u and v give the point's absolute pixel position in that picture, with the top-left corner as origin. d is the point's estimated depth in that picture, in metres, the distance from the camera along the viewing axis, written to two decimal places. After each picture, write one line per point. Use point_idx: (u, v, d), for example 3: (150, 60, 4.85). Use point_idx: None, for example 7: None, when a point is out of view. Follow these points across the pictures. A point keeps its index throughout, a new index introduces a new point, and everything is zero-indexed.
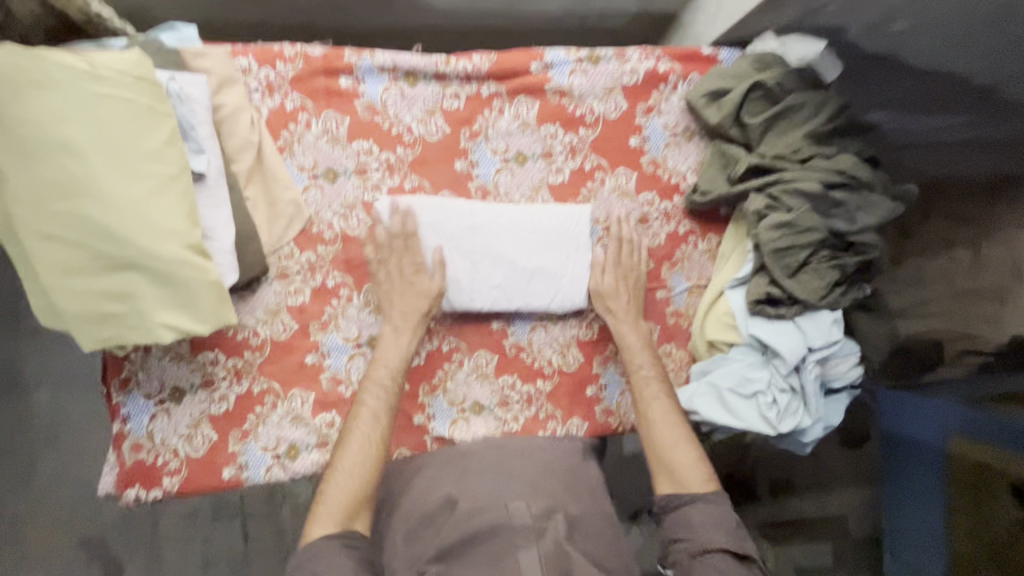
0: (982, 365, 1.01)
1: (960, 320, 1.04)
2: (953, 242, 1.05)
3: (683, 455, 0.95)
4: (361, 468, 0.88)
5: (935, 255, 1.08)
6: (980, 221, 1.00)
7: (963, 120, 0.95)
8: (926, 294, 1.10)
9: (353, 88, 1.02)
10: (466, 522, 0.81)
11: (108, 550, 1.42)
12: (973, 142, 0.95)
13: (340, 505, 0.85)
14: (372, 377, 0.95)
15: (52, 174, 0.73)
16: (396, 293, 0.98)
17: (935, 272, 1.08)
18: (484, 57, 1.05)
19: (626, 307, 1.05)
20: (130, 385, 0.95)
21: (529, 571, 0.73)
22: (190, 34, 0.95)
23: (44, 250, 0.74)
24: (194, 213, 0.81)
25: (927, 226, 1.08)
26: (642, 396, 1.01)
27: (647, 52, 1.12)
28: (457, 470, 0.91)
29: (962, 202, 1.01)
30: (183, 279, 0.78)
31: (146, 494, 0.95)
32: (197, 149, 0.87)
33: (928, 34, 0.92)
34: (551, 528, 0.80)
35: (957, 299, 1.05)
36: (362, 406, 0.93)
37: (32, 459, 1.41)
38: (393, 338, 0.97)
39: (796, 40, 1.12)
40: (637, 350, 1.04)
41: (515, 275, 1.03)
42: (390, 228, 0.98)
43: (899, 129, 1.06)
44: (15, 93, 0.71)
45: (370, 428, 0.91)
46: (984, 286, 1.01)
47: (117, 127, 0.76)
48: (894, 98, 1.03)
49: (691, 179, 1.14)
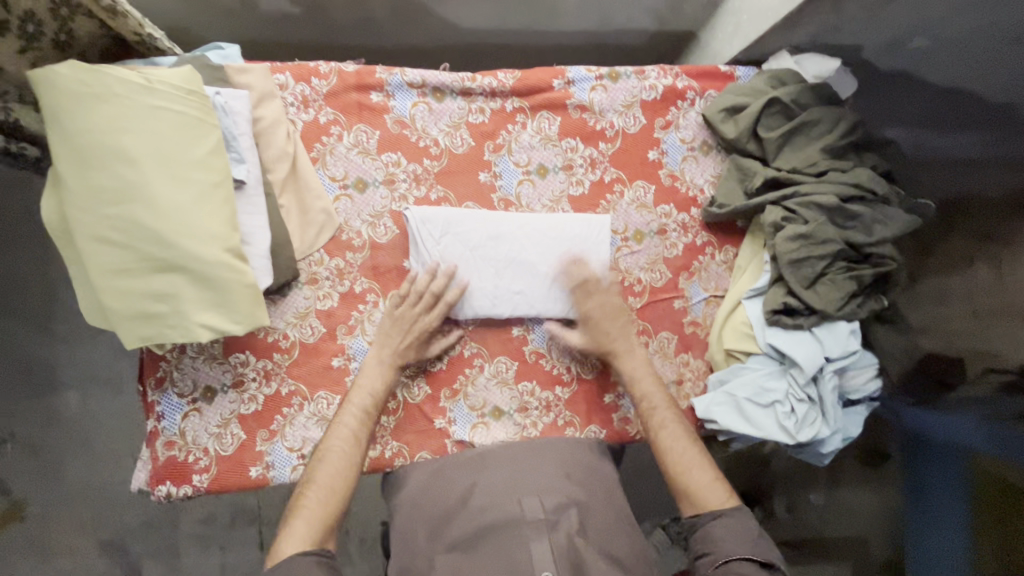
0: (1009, 386, 0.99)
1: (980, 337, 1.02)
2: (975, 260, 1.03)
3: (698, 479, 0.96)
4: (342, 484, 0.91)
5: (956, 273, 1.07)
6: (1001, 237, 0.98)
7: (983, 139, 0.96)
8: (951, 311, 1.08)
9: (383, 103, 1.06)
10: (479, 517, 0.85)
11: (128, 553, 1.46)
12: (987, 159, 0.97)
13: (320, 517, 0.87)
14: (352, 400, 0.97)
15: (108, 180, 0.77)
16: (391, 334, 1.00)
17: (957, 288, 1.06)
18: (509, 75, 1.10)
19: (618, 339, 1.06)
20: (166, 384, 0.99)
21: (542, 563, 0.78)
22: (233, 52, 1.01)
23: (96, 251, 0.78)
24: (233, 219, 0.86)
25: (947, 243, 1.07)
26: (651, 424, 1.01)
27: (666, 70, 1.15)
28: (473, 468, 0.94)
29: (984, 221, 1.00)
30: (222, 279, 0.82)
31: (176, 491, 0.98)
32: (239, 158, 0.93)
33: (948, 51, 0.97)
34: (564, 520, 0.83)
35: (980, 318, 1.02)
36: (340, 426, 0.94)
37: (59, 460, 1.45)
38: (377, 370, 0.99)
39: (812, 58, 1.15)
40: (644, 378, 1.05)
41: (599, 314, 1.06)
42: (419, 228, 1.02)
43: (918, 147, 1.09)
44: (78, 107, 0.77)
45: (346, 450, 0.93)
46: (1009, 304, 0.98)
47: (168, 136, 0.81)
48: (913, 114, 1.07)
49: (708, 193, 1.17)
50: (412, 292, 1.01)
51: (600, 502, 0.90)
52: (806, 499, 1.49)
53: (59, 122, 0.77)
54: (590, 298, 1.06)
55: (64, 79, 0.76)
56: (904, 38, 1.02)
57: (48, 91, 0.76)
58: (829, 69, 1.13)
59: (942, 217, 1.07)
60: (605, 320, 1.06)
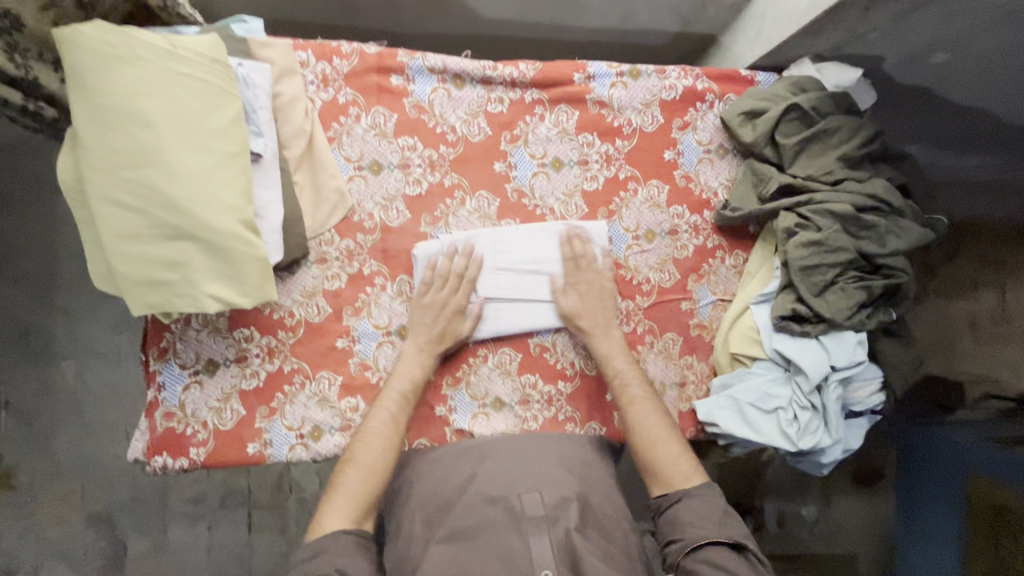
0: (1000, 410, 1.09)
1: (986, 359, 1.14)
2: (979, 284, 1.17)
3: (666, 454, 0.96)
4: (381, 465, 0.92)
5: (962, 296, 1.20)
6: (1005, 264, 1.13)
7: (994, 162, 1.06)
8: (950, 331, 1.21)
9: (403, 86, 1.06)
10: (480, 510, 0.84)
11: (115, 528, 1.45)
12: (1003, 183, 1.07)
13: (356, 499, 0.88)
14: (392, 386, 0.98)
15: (125, 143, 0.77)
16: (423, 319, 1.01)
17: (959, 310, 1.20)
18: (530, 66, 1.09)
19: (595, 323, 1.05)
20: (168, 355, 0.98)
21: (540, 559, 0.76)
22: (257, 26, 1.00)
23: (109, 213, 0.78)
24: (248, 191, 0.85)
25: (952, 265, 1.22)
26: (622, 402, 1.01)
27: (686, 71, 1.15)
28: (476, 459, 0.94)
29: (993, 246, 1.15)
30: (233, 251, 0.82)
31: (172, 463, 0.97)
32: (256, 131, 0.92)
33: (965, 70, 0.98)
34: (564, 517, 0.82)
35: (987, 339, 1.15)
36: (380, 411, 0.96)
37: (53, 430, 1.45)
38: (415, 357, 1.00)
39: (834, 67, 1.11)
40: (617, 357, 1.04)
41: (585, 289, 1.06)
42: (443, 264, 1.02)
43: (934, 166, 1.14)
44: (102, 67, 0.77)
45: (385, 432, 0.94)
46: (1009, 330, 1.11)
47: (188, 103, 0.81)
48: (934, 133, 1.11)
49: (722, 196, 1.17)
50: (438, 274, 1.02)
51: (600, 498, 0.91)
52: (798, 513, 1.47)
53: (81, 81, 0.76)
54: (578, 275, 1.07)
55: (89, 38, 0.76)
56: (924, 52, 1.00)
57: (73, 51, 0.76)
58: (851, 79, 1.10)
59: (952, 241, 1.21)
60: (586, 304, 1.06)
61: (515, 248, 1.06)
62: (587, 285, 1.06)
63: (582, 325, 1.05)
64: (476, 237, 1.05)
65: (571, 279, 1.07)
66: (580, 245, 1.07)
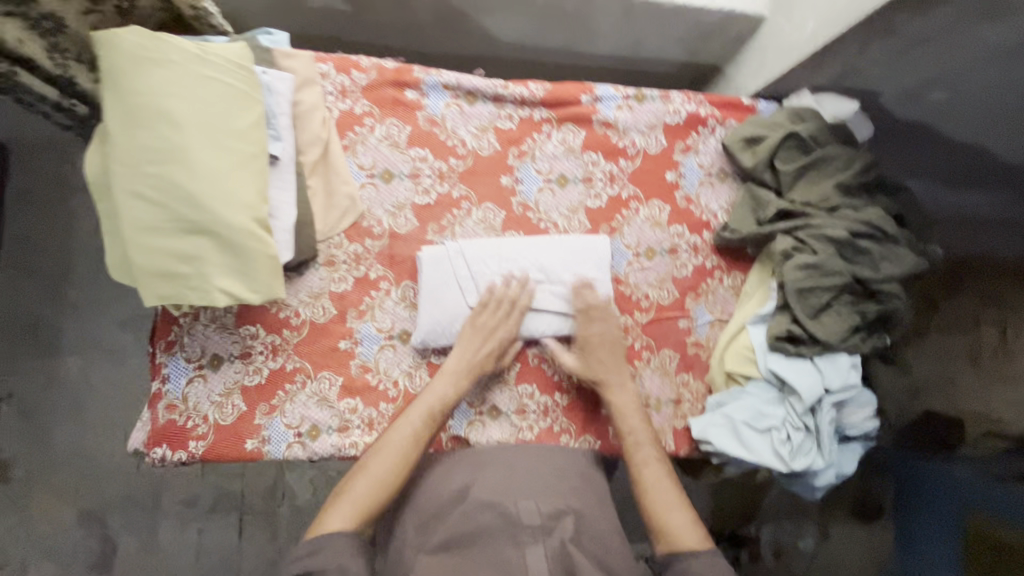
0: (1002, 448, 1.00)
1: (984, 401, 1.03)
2: (981, 322, 1.04)
3: (677, 519, 0.93)
4: (390, 479, 0.91)
5: (961, 331, 1.07)
6: (1007, 301, 0.99)
7: (995, 200, 0.97)
8: (951, 371, 1.09)
9: (417, 100, 1.10)
10: (476, 516, 0.84)
11: (107, 524, 1.45)
12: (1003, 220, 0.97)
13: (365, 502, 0.89)
14: (421, 400, 0.98)
15: (151, 140, 0.81)
16: (472, 340, 1.03)
17: (958, 347, 1.08)
18: (539, 86, 1.14)
19: (608, 371, 1.05)
20: (175, 348, 1.01)
21: (535, 567, 0.77)
22: (282, 38, 1.06)
23: (131, 206, 0.81)
24: (264, 191, 0.89)
25: (952, 301, 1.09)
26: (634, 459, 1.00)
27: (690, 97, 1.19)
28: (471, 467, 0.96)
29: (991, 281, 1.01)
30: (245, 247, 0.85)
31: (171, 455, 0.99)
32: (275, 136, 0.98)
33: (966, 106, 0.97)
34: (559, 528, 0.83)
35: (986, 378, 1.03)
36: (405, 424, 0.95)
37: (53, 423, 1.46)
38: (452, 374, 1.01)
39: (832, 99, 1.15)
40: (632, 416, 1.03)
41: (597, 341, 1.06)
42: (501, 289, 1.06)
43: (936, 202, 1.09)
44: (135, 68, 0.81)
45: (405, 448, 0.94)
46: (1009, 370, 0.99)
47: (213, 106, 0.85)
48: (936, 170, 1.07)
49: (721, 219, 1.20)
50: (494, 299, 1.05)
51: (593, 509, 0.91)
52: (795, 547, 1.48)
53: (116, 81, 0.81)
54: (589, 326, 1.07)
55: (127, 42, 0.81)
56: (922, 89, 1.01)
57: (109, 52, 0.81)
58: (850, 111, 1.13)
59: (953, 271, 1.08)
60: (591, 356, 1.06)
61: (532, 258, 1.08)
62: (599, 336, 1.06)
63: (595, 374, 1.05)
64: (465, 248, 1.07)
65: (581, 330, 1.07)
66: (592, 297, 1.08)
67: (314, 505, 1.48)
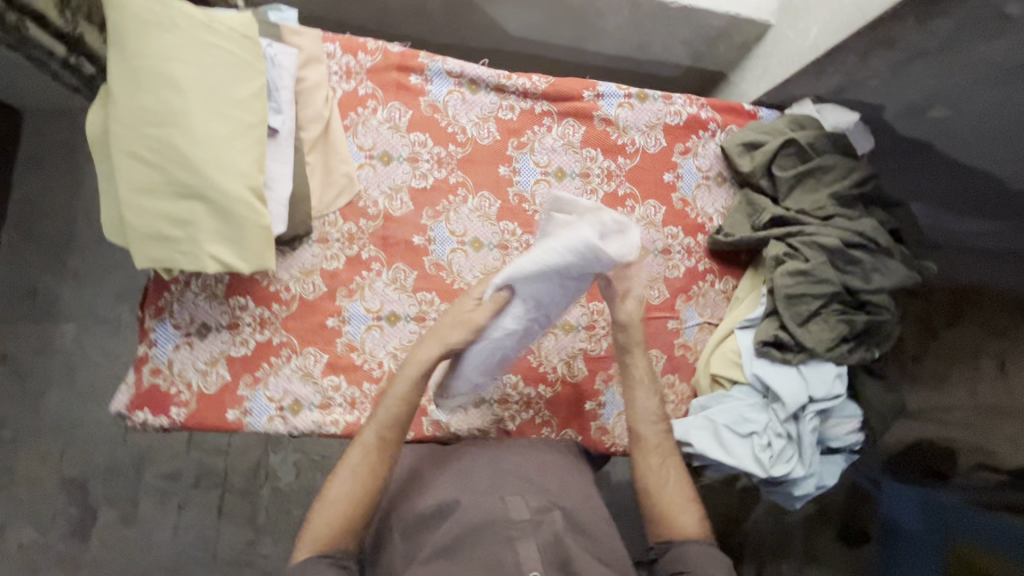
0: (997, 483, 0.97)
1: (976, 432, 1.01)
2: (980, 353, 1.01)
3: (688, 515, 0.91)
4: (359, 491, 0.85)
5: (962, 363, 1.04)
6: (1010, 334, 0.95)
7: (995, 228, 0.95)
8: (947, 398, 1.07)
9: (420, 86, 1.12)
10: (464, 516, 0.81)
11: (88, 494, 1.45)
12: (1002, 251, 0.94)
13: (331, 527, 0.82)
14: (386, 397, 0.92)
15: (151, 102, 0.82)
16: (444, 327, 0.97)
17: (957, 380, 1.05)
18: (542, 79, 1.15)
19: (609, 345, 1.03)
20: (164, 314, 1.02)
21: (529, 563, 0.74)
22: (292, 15, 1.08)
23: (127, 165, 0.82)
24: (261, 162, 0.90)
25: (955, 330, 1.05)
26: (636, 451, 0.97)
27: (692, 99, 1.21)
28: (450, 475, 0.91)
29: (989, 315, 0.98)
30: (239, 216, 0.86)
31: (152, 419, 0.99)
32: (276, 109, 0.99)
33: (965, 127, 0.96)
34: (548, 520, 0.81)
35: (979, 414, 1.01)
36: (365, 431, 0.90)
37: (44, 389, 1.47)
38: (416, 359, 0.94)
39: (832, 108, 1.16)
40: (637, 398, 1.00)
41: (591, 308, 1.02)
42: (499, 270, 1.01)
43: (935, 225, 1.07)
44: (140, 30, 0.83)
45: (369, 456, 0.88)
46: (1008, 405, 0.96)
47: (215, 73, 0.87)
48: (937, 193, 1.04)
49: (716, 222, 1.20)
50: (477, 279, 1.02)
51: (580, 504, 0.90)
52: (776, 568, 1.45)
53: (121, 41, 0.82)
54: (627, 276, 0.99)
55: (135, 4, 0.83)
56: (924, 104, 1.00)
57: (117, 13, 0.82)
58: (850, 121, 1.14)
59: (953, 302, 1.04)
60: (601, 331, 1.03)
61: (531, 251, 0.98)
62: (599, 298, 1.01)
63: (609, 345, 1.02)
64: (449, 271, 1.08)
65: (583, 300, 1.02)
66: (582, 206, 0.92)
67: (296, 490, 1.48)
